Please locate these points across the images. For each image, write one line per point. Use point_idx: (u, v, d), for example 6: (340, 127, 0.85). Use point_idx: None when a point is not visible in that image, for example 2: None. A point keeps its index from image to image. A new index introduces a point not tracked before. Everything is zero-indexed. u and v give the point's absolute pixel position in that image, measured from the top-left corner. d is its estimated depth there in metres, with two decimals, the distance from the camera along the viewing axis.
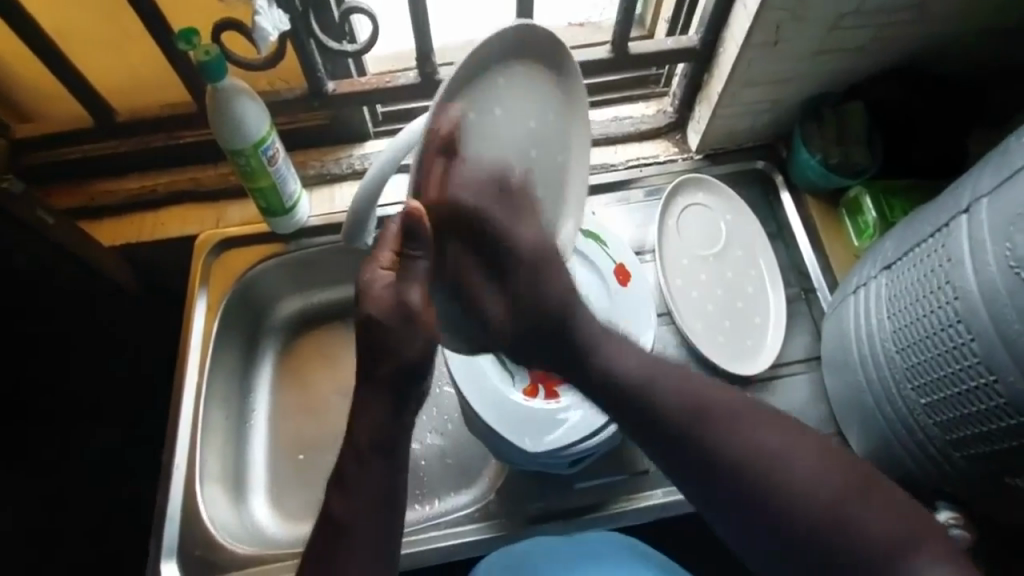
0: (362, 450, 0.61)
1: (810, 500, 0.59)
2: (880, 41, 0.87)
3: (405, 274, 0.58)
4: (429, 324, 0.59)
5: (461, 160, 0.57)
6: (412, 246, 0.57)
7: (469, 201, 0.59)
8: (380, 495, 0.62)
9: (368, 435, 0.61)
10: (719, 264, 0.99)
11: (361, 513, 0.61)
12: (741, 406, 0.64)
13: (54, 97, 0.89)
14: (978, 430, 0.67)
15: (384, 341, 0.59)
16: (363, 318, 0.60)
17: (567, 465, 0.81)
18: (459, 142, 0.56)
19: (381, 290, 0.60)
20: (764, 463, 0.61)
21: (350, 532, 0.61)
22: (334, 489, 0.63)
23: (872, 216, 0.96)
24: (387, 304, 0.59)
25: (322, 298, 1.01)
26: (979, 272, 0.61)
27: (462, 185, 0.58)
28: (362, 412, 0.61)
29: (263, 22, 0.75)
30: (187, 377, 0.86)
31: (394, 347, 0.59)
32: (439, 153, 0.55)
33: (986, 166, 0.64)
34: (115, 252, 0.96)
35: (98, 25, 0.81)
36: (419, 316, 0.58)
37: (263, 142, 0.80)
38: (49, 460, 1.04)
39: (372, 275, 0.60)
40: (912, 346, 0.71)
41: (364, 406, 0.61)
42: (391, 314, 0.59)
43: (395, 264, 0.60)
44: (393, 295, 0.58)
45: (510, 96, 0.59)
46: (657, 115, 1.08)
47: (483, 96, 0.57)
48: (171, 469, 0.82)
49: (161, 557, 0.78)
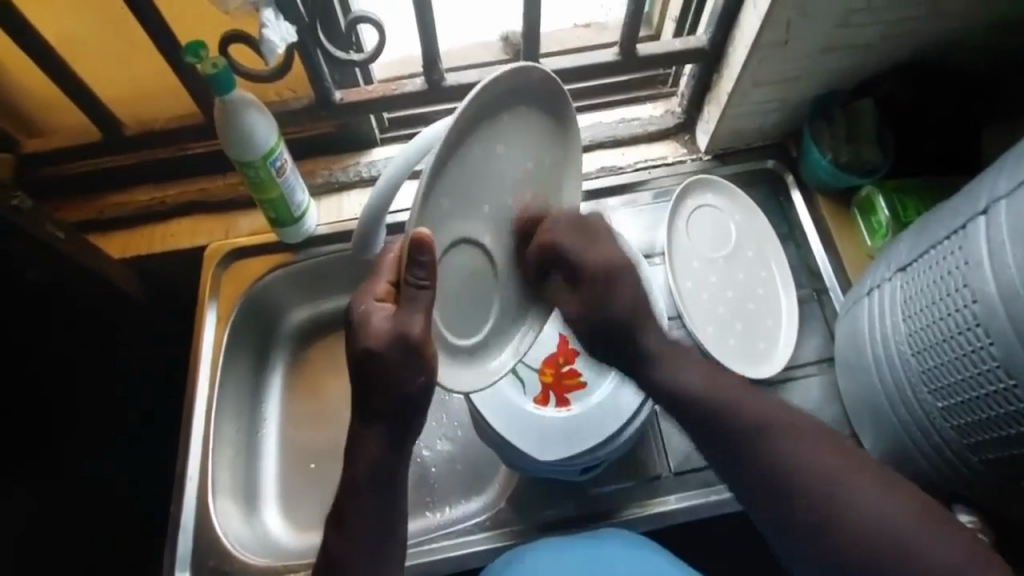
0: (367, 477, 0.62)
1: (873, 517, 0.60)
2: (890, 37, 0.86)
3: (406, 304, 0.57)
4: (428, 354, 0.58)
5: (454, 183, 0.60)
6: (419, 276, 0.55)
7: (462, 228, 0.62)
8: (376, 522, 0.63)
9: (371, 460, 0.62)
10: (730, 266, 0.98)
11: (363, 536, 0.63)
12: (812, 429, 0.65)
13: (61, 110, 0.89)
14: (998, 435, 0.66)
15: (382, 370, 0.59)
16: (359, 348, 0.60)
17: (580, 472, 0.81)
18: (458, 170, 0.60)
19: (378, 320, 0.60)
20: (821, 483, 0.62)
21: (353, 553, 0.62)
22: (336, 513, 0.64)
23: (886, 216, 0.94)
24: (385, 334, 0.58)
25: (333, 306, 1.01)
26: (998, 274, 0.60)
27: (456, 208, 0.61)
28: (361, 445, 0.63)
29: (270, 34, 0.74)
30: (198, 389, 0.87)
31: (393, 377, 0.59)
32: (443, 182, 0.59)
33: (1003, 167, 0.62)
34: (125, 264, 0.97)
35: (105, 40, 0.81)
36: (419, 347, 0.57)
37: (272, 153, 0.80)
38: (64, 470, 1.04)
39: (367, 305, 0.61)
40: (929, 349, 0.70)
41: (365, 435, 0.62)
42: (391, 346, 0.58)
43: (391, 296, 0.62)
44: (392, 325, 0.58)
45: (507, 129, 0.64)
46: (665, 115, 1.07)
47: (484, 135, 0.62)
48: (185, 480, 0.82)
49: (175, 567, 0.79)
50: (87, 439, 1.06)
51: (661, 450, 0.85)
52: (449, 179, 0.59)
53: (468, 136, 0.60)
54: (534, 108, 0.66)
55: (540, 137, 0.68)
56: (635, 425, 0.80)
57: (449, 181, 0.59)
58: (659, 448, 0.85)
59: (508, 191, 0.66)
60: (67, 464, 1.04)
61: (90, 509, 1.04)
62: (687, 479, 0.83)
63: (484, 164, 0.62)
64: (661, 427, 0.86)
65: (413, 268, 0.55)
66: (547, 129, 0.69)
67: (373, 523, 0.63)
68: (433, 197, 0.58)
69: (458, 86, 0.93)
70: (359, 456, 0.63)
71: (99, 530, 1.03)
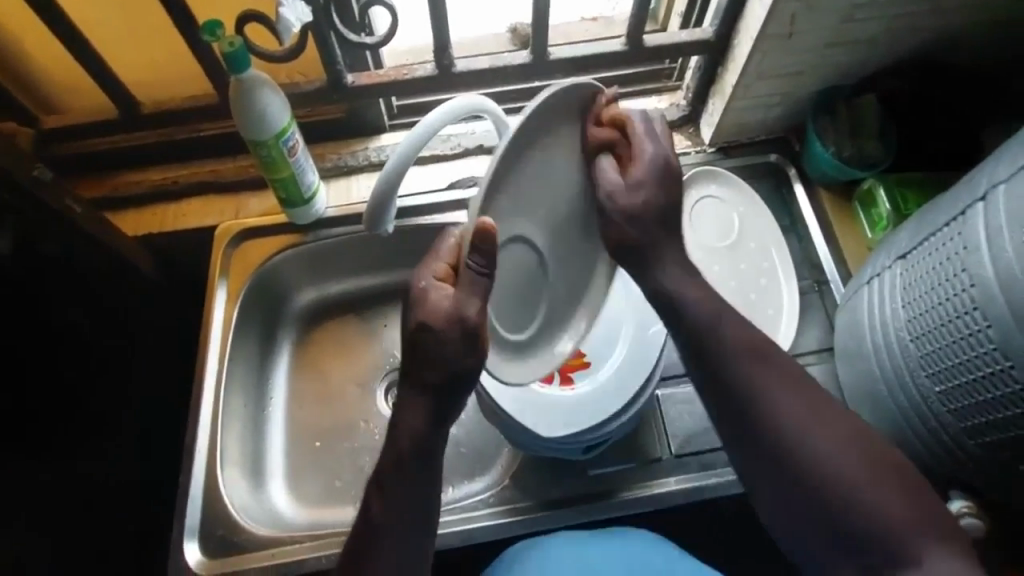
0: (393, 450, 0.64)
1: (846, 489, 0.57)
2: (892, 32, 0.87)
3: (466, 288, 0.59)
4: (487, 337, 0.60)
5: (519, 183, 0.61)
6: (478, 261, 0.57)
7: (519, 227, 0.63)
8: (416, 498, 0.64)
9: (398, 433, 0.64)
10: (733, 255, 0.99)
11: (386, 510, 0.63)
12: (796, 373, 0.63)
13: (80, 88, 0.90)
14: (993, 418, 0.68)
15: (436, 348, 0.60)
16: (416, 327, 0.60)
17: (582, 451, 0.82)
18: (523, 169, 0.61)
19: (437, 300, 0.60)
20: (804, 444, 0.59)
21: (373, 524, 0.63)
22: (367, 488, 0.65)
23: (887, 209, 0.96)
24: (445, 315, 0.59)
25: (340, 287, 1.02)
26: (995, 258, 0.62)
27: (517, 208, 0.61)
28: (405, 414, 0.63)
29: (286, 14, 0.76)
30: (207, 366, 0.88)
31: (441, 353, 0.60)
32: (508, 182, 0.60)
33: (1002, 155, 0.64)
34: (137, 242, 0.98)
35: (127, 19, 0.83)
36: (476, 329, 0.59)
37: (285, 132, 0.82)
38: (75, 446, 1.06)
39: (429, 285, 0.60)
40: (927, 334, 0.72)
41: (409, 406, 0.63)
42: (449, 326, 0.59)
43: (450, 276, 0.61)
44: (451, 309, 0.59)
45: (570, 138, 0.65)
46: (670, 108, 1.08)
47: (548, 140, 0.62)
48: (194, 452, 0.83)
49: (184, 537, 0.80)
50: (98, 418, 1.07)
51: (663, 434, 0.86)
52: (515, 178, 0.60)
53: (533, 138, 0.61)
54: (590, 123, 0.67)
55: (598, 151, 0.69)
56: (637, 405, 0.82)
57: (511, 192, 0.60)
58: (660, 433, 0.87)
59: (564, 198, 0.66)
60: (80, 441, 1.06)
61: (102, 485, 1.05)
62: (686, 462, 0.85)
63: (546, 169, 0.63)
64: (664, 411, 0.88)
65: (475, 256, 0.57)
66: (603, 144, 0.70)
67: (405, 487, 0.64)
68: (501, 193, 0.59)
69: (467, 72, 0.95)
70: (399, 424, 0.63)
71: (111, 503, 1.05)
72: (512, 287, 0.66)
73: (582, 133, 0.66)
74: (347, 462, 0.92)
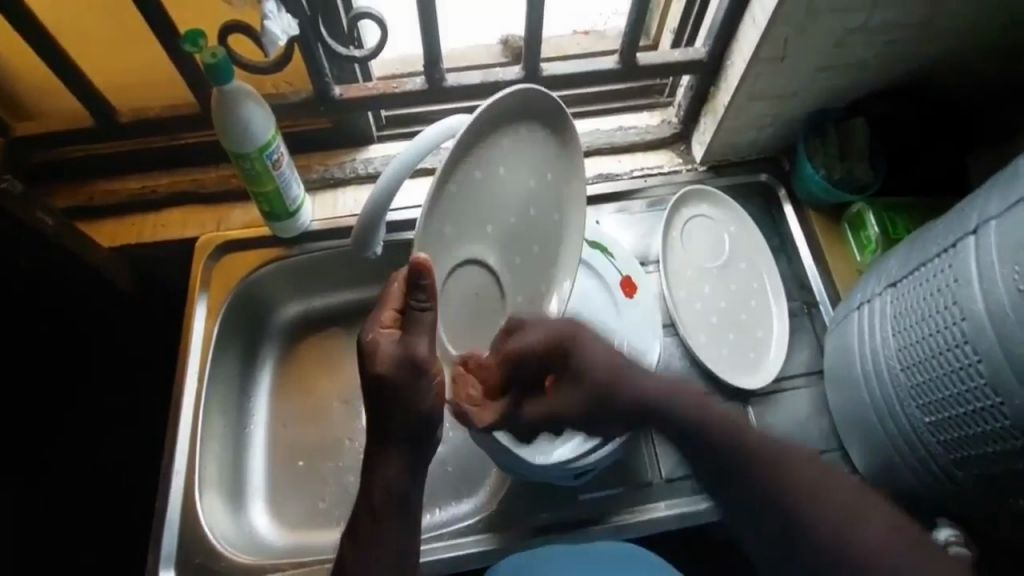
0: (375, 507, 0.62)
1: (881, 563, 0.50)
2: (883, 58, 0.88)
3: (414, 328, 0.60)
4: (438, 371, 0.61)
5: (455, 205, 0.66)
6: (419, 298, 0.60)
7: (465, 246, 0.68)
8: (395, 552, 0.62)
9: (381, 490, 0.62)
10: (723, 275, 0.98)
11: (374, 568, 0.61)
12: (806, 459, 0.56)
13: (51, 92, 0.87)
14: (984, 451, 0.68)
15: (393, 393, 0.60)
16: (371, 377, 0.60)
17: (572, 477, 0.82)
18: (461, 189, 0.66)
19: (388, 348, 0.60)
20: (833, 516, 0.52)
21: None
22: (346, 547, 0.63)
23: (875, 232, 0.96)
24: (397, 358, 0.59)
25: (327, 302, 1.00)
26: (987, 294, 0.62)
27: (460, 231, 0.67)
28: (378, 466, 0.63)
29: (272, 26, 0.75)
30: (187, 382, 0.85)
31: (406, 398, 0.60)
32: (446, 199, 0.65)
33: (993, 189, 0.64)
34: (114, 252, 0.95)
35: (104, 25, 0.80)
36: (429, 364, 0.60)
37: (268, 146, 0.79)
38: (59, 464, 1.04)
39: (375, 335, 0.60)
40: (917, 364, 0.72)
41: (384, 458, 0.63)
42: (398, 369, 0.60)
43: (397, 322, 0.61)
44: (401, 350, 0.60)
45: (511, 155, 0.69)
46: (662, 125, 1.08)
47: (486, 156, 0.67)
48: (172, 475, 0.81)
49: (159, 565, 0.77)
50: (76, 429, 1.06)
51: (653, 457, 0.85)
52: (448, 201, 0.65)
53: (466, 152, 0.65)
54: (539, 128, 0.70)
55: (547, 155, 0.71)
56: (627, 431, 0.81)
57: (450, 216, 0.66)
58: (650, 456, 0.86)
59: (512, 210, 0.70)
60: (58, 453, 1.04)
61: (85, 501, 1.04)
62: (676, 486, 0.84)
63: (487, 185, 0.68)
64: None
65: (417, 291, 0.59)
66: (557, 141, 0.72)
67: (385, 542, 0.62)
68: (436, 215, 0.65)
69: (459, 86, 0.93)
70: (376, 475, 0.63)
71: (95, 519, 1.03)
72: (463, 307, 0.71)
73: (530, 146, 0.70)
74: (331, 483, 0.90)
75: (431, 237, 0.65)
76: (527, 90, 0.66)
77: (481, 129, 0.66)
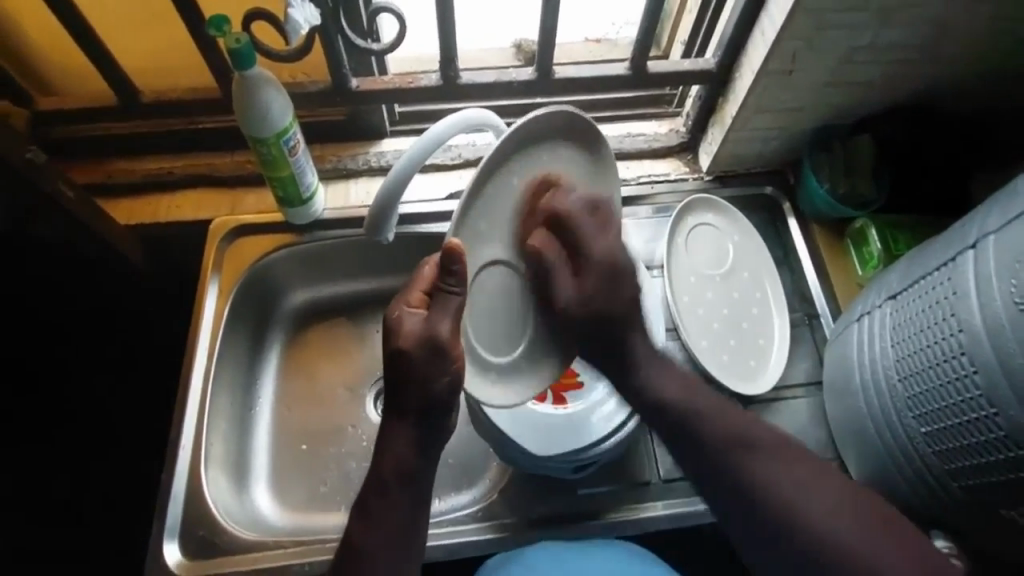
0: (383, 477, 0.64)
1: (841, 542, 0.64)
2: (888, 76, 0.90)
3: (438, 309, 0.62)
4: (457, 356, 0.62)
5: (491, 207, 0.67)
6: (450, 283, 0.61)
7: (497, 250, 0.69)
8: (397, 525, 0.64)
9: (391, 464, 0.65)
10: (725, 283, 1.00)
11: (379, 536, 0.63)
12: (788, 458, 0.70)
13: (74, 70, 0.88)
14: (978, 461, 0.70)
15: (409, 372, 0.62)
16: (393, 353, 0.63)
17: (572, 471, 0.83)
18: (496, 193, 0.67)
19: (412, 328, 0.63)
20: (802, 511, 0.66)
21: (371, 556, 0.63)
22: (354, 519, 0.66)
23: (878, 248, 0.98)
24: (418, 335, 0.62)
25: (335, 291, 1.01)
26: (984, 307, 0.64)
27: (495, 231, 0.68)
28: (391, 443, 0.65)
29: (295, 15, 0.75)
30: (196, 360, 0.86)
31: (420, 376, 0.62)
32: (484, 201, 0.66)
33: (992, 206, 0.66)
34: (129, 230, 0.96)
35: (131, 7, 0.81)
36: (449, 348, 0.62)
37: (286, 133, 0.81)
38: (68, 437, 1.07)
39: (401, 313, 0.63)
40: (915, 375, 0.74)
41: (395, 436, 0.66)
42: (420, 348, 0.62)
43: (423, 302, 0.64)
44: (422, 329, 0.62)
45: (544, 166, 0.71)
46: (670, 134, 1.10)
47: (524, 166, 0.69)
48: (178, 450, 0.81)
49: (163, 536, 0.78)
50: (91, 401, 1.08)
51: (652, 459, 0.87)
52: (485, 202, 0.67)
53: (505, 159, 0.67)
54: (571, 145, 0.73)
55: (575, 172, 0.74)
56: (624, 430, 0.83)
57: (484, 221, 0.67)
58: (649, 458, 0.87)
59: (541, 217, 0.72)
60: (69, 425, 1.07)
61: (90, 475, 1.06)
62: (674, 487, 0.85)
63: (522, 191, 0.70)
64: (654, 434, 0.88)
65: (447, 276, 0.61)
66: (583, 162, 0.75)
67: (387, 512, 0.64)
68: (474, 213, 0.66)
69: (473, 84, 0.94)
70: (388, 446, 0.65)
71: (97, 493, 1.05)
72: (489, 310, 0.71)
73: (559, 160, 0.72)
74: (334, 467, 0.91)
75: (467, 233, 0.66)
76: (569, 109, 0.69)
77: (524, 138, 0.67)
